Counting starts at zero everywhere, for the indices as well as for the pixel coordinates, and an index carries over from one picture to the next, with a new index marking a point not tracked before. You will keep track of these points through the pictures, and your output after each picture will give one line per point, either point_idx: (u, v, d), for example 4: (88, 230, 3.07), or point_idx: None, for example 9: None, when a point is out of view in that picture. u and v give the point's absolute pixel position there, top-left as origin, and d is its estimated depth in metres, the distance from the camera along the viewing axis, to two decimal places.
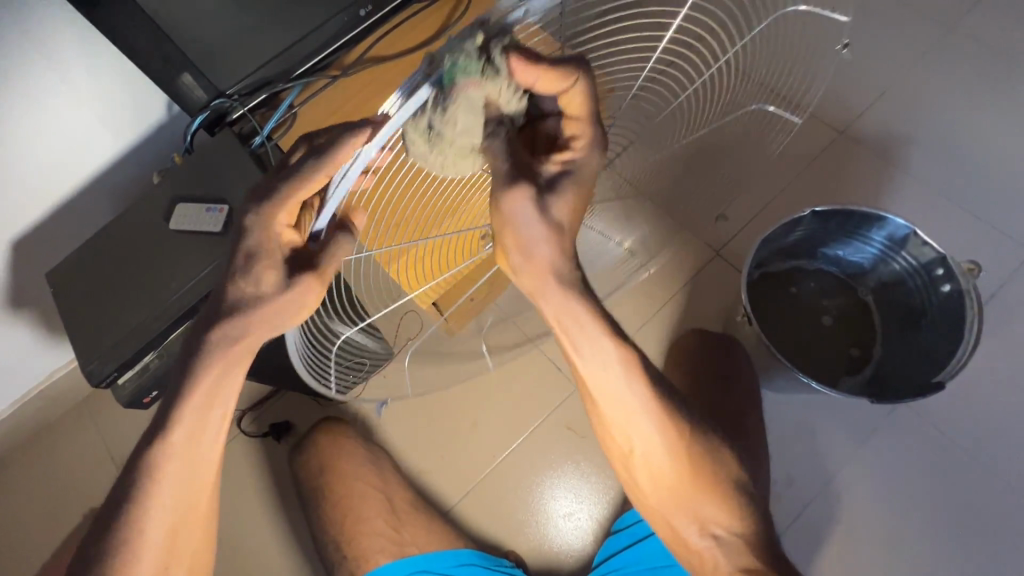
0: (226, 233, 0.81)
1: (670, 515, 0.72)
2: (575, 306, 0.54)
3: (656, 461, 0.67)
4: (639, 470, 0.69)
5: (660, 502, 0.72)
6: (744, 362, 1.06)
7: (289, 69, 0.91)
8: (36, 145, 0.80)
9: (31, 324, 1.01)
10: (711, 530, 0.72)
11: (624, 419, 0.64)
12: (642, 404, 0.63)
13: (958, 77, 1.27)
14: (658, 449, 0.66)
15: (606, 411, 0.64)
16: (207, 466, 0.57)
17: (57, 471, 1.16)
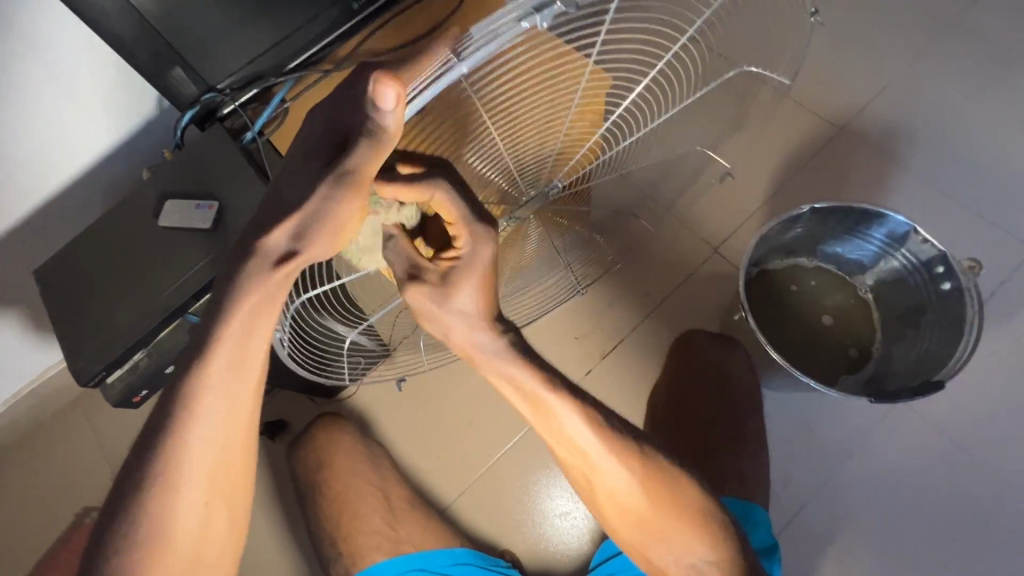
0: (216, 230, 0.80)
1: (643, 548, 0.67)
2: (509, 367, 0.57)
3: (619, 499, 0.64)
4: (606, 507, 0.67)
5: (630, 535, 0.67)
6: (746, 367, 1.05)
7: (281, 63, 0.89)
8: (24, 140, 0.79)
9: (23, 321, 1.00)
10: (684, 560, 0.66)
11: (586, 456, 0.62)
12: (604, 447, 0.61)
13: (959, 71, 1.26)
14: (621, 487, 0.64)
15: (567, 449, 0.62)
16: (240, 431, 0.55)
17: (49, 470, 1.15)
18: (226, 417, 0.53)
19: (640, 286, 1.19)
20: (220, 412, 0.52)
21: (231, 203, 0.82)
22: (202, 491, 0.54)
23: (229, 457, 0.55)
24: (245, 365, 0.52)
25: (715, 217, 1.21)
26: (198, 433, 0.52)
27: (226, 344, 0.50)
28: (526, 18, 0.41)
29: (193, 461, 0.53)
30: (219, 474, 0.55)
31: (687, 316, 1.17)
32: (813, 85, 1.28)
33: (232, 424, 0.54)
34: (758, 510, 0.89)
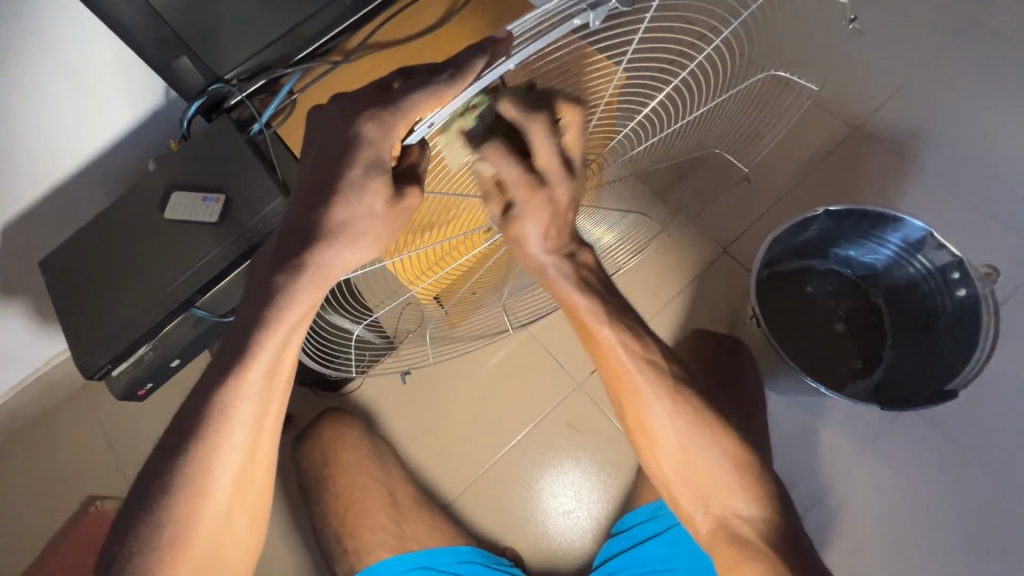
0: (223, 223, 0.79)
1: (679, 493, 0.73)
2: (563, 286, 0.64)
3: (655, 435, 0.72)
4: (653, 444, 0.73)
5: (673, 484, 0.73)
6: (752, 369, 1.03)
7: (289, 54, 0.88)
8: (29, 128, 0.78)
9: (27, 310, 0.99)
10: (714, 510, 0.71)
11: (629, 385, 0.71)
12: (645, 380, 0.70)
13: (978, 71, 1.23)
14: (666, 417, 0.70)
15: (615, 379, 0.72)
16: (272, 421, 0.61)
17: (53, 458, 1.16)
18: (259, 414, 0.58)
19: (648, 281, 1.18)
20: (252, 411, 0.58)
21: (236, 198, 0.81)
22: (234, 479, 0.60)
23: (251, 446, 0.60)
24: (280, 366, 0.57)
25: (724, 218, 1.20)
26: (237, 431, 0.58)
27: (272, 347, 0.55)
28: (581, 16, 0.42)
29: (229, 449, 0.58)
30: (250, 465, 0.61)
31: (694, 318, 1.16)
32: (827, 84, 1.25)
33: (261, 423, 0.59)
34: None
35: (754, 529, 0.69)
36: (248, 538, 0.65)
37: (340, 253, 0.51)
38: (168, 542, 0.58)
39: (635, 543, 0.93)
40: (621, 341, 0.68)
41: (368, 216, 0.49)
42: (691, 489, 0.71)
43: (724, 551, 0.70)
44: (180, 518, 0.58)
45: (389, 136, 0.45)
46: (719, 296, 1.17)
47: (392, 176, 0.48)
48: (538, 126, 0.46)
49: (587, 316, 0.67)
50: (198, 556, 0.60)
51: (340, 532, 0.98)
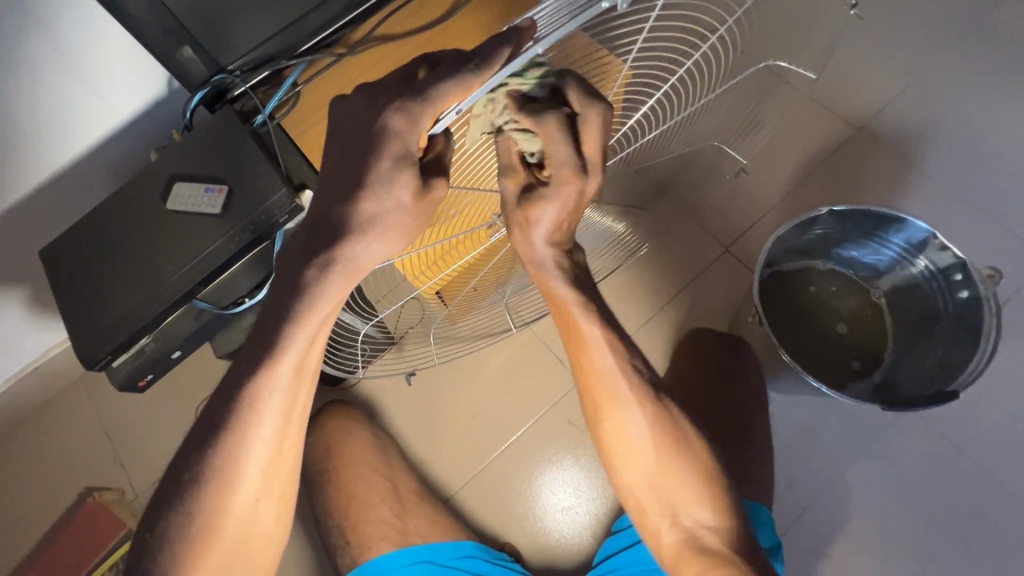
0: (226, 215, 0.79)
1: (649, 504, 0.72)
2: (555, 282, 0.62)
3: (626, 443, 0.70)
4: (621, 456, 0.71)
5: (641, 497, 0.72)
6: (752, 364, 1.03)
7: (293, 45, 0.87)
8: (34, 115, 0.78)
9: (26, 299, 0.98)
10: (682, 521, 0.71)
11: (608, 391, 0.69)
12: (626, 389, 0.68)
13: (981, 73, 1.23)
14: (641, 425, 0.69)
15: (591, 384, 0.69)
16: (296, 417, 0.60)
17: (51, 449, 1.15)
18: (288, 400, 0.58)
19: (648, 279, 1.18)
20: (283, 400, 0.58)
21: (240, 189, 0.80)
22: (264, 471, 0.60)
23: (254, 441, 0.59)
24: (309, 359, 0.57)
25: (727, 216, 1.20)
26: (266, 421, 0.58)
27: (303, 338, 0.55)
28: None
29: (258, 441, 0.58)
30: (278, 458, 0.61)
31: (696, 316, 1.16)
32: (831, 83, 1.25)
33: (290, 416, 0.59)
34: (761, 511, 0.88)
35: (718, 539, 0.70)
36: (270, 536, 0.64)
37: (369, 246, 0.52)
38: (175, 531, 0.58)
39: (636, 541, 0.92)
40: (609, 342, 0.66)
41: (396, 209, 0.50)
42: (659, 500, 0.71)
43: (688, 564, 0.70)
44: (187, 508, 0.58)
45: (417, 126, 0.46)
46: (720, 295, 1.17)
47: (419, 166, 0.51)
48: (585, 114, 0.50)
49: (578, 315, 0.64)
50: (228, 549, 0.60)
51: (342, 527, 0.97)
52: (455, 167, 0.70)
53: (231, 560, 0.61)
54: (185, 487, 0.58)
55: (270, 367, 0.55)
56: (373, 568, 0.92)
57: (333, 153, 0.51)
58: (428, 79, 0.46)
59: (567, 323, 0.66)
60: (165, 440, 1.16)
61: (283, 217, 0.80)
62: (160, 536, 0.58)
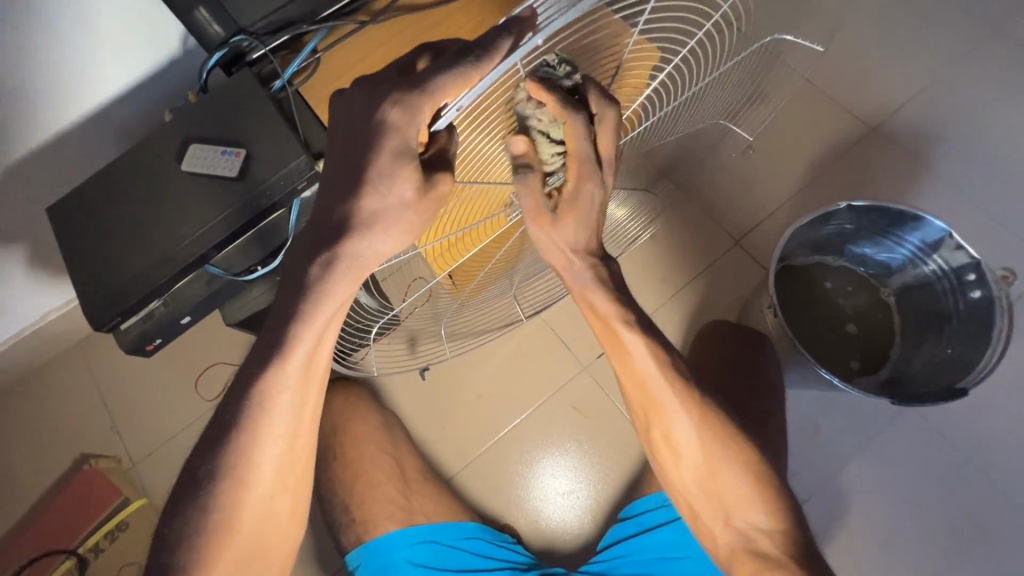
0: (243, 178, 0.77)
1: (699, 505, 0.73)
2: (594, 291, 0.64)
3: (680, 445, 0.71)
4: (674, 460, 0.73)
5: (693, 497, 0.73)
6: (773, 365, 1.00)
7: (314, 11, 0.84)
8: (46, 66, 0.75)
9: (29, 259, 0.96)
10: (736, 523, 0.71)
11: (650, 395, 0.70)
12: (671, 390, 0.69)
13: (998, 78, 1.23)
14: (688, 433, 0.70)
15: (638, 389, 0.71)
16: (312, 390, 0.59)
17: (48, 413, 1.13)
18: (308, 358, 0.56)
19: (657, 266, 1.18)
20: (303, 357, 0.56)
21: (258, 152, 0.79)
22: (287, 429, 0.59)
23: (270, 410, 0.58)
24: (332, 322, 0.55)
25: (739, 209, 1.19)
26: (290, 382, 0.56)
27: (330, 305, 0.53)
28: None
29: (281, 400, 0.57)
30: (304, 418, 0.60)
31: (704, 309, 1.16)
32: (848, 82, 1.25)
33: (309, 381, 0.58)
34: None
35: (773, 543, 0.70)
36: (285, 499, 0.62)
37: (372, 242, 0.50)
38: (191, 494, 0.57)
39: (642, 530, 0.93)
40: (646, 344, 0.68)
41: (398, 205, 0.49)
42: (712, 500, 0.72)
43: (743, 562, 0.71)
44: (209, 469, 0.57)
45: (415, 120, 0.45)
46: (729, 288, 1.17)
47: (420, 163, 0.48)
48: (578, 116, 0.50)
49: (618, 326, 0.67)
50: (249, 512, 0.59)
51: (343, 507, 0.95)
52: (460, 162, 0.66)
53: (254, 524, 0.60)
54: (205, 451, 0.58)
55: (300, 329, 0.54)
56: (379, 545, 0.91)
57: (337, 143, 0.50)
58: (430, 68, 0.44)
59: (607, 330, 0.69)
60: (165, 409, 1.14)
61: (302, 184, 0.79)
62: (182, 495, 0.58)
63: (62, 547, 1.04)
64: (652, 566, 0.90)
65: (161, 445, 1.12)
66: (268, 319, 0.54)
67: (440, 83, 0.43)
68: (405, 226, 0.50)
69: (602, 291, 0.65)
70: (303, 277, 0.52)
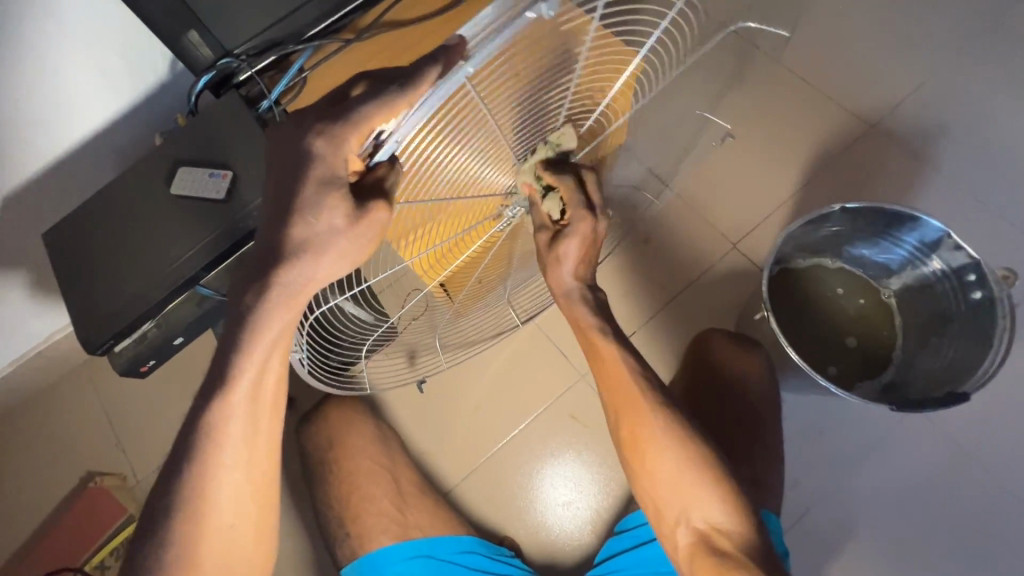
0: (230, 200, 0.78)
1: (663, 502, 0.72)
2: (579, 308, 0.73)
3: (659, 447, 0.71)
4: (645, 463, 0.72)
5: (657, 494, 0.72)
6: (769, 376, 0.98)
7: (298, 30, 0.84)
8: (37, 97, 0.77)
9: (32, 283, 0.98)
10: (691, 522, 0.70)
11: (624, 404, 0.73)
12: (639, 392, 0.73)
13: (999, 70, 1.20)
14: (658, 434, 0.71)
15: (611, 397, 0.75)
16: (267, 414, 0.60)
17: (53, 434, 1.15)
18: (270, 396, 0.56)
19: (654, 274, 1.17)
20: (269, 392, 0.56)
21: (245, 173, 0.80)
22: (256, 456, 0.59)
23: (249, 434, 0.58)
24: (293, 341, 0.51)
25: (736, 213, 1.18)
26: (248, 417, 0.57)
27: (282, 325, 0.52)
28: (532, 8, 0.37)
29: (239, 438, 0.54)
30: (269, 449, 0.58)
31: (703, 314, 1.15)
32: (845, 80, 1.23)
33: (270, 410, 0.59)
34: (772, 520, 0.85)
35: (735, 543, 0.68)
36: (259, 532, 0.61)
37: (326, 276, 0.50)
38: (176, 518, 0.58)
39: (640, 542, 0.91)
40: (620, 356, 0.73)
41: (331, 235, 0.48)
42: (675, 486, 0.70)
43: (700, 563, 0.69)
44: (193, 493, 0.58)
45: (341, 152, 0.45)
46: (728, 292, 1.15)
47: (354, 189, 0.48)
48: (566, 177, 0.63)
49: (598, 335, 0.73)
50: (232, 532, 0.60)
51: (337, 523, 0.95)
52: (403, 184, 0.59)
53: (218, 548, 0.60)
54: (188, 475, 0.58)
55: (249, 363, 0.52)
56: (372, 560, 0.91)
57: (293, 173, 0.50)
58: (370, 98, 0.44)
59: (588, 342, 0.75)
60: (166, 429, 1.15)
61: None
62: (168, 521, 0.58)
63: (69, 565, 1.06)
64: None
65: (164, 463, 1.14)
66: (222, 341, 0.53)
67: (378, 116, 0.43)
68: (358, 259, 0.50)
69: (583, 305, 0.73)
70: (252, 307, 0.51)
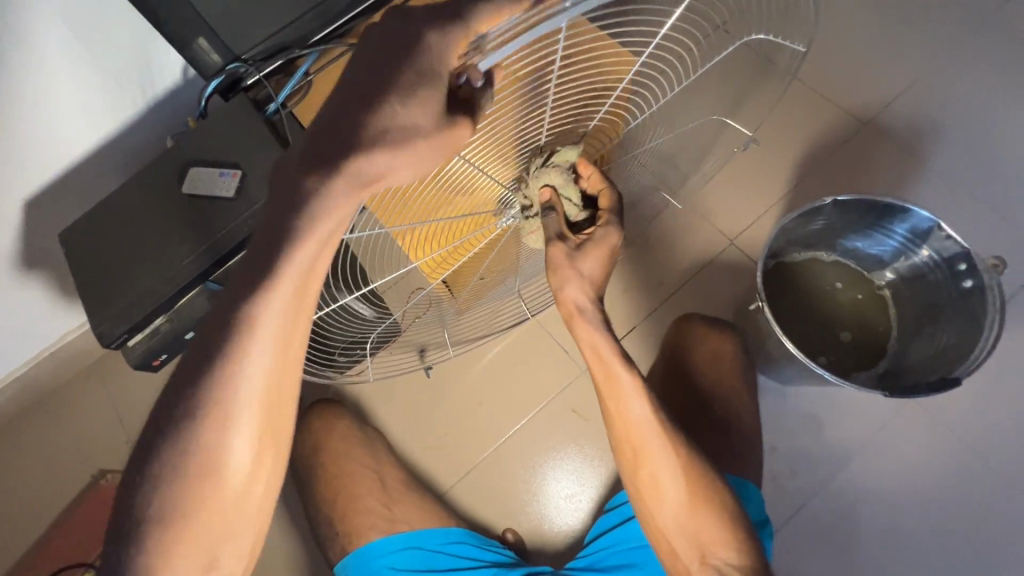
0: (238, 199, 0.81)
1: (675, 541, 0.74)
2: (598, 335, 0.72)
3: (665, 484, 0.73)
4: (656, 503, 0.74)
5: (672, 538, 0.74)
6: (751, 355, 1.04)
7: (306, 35, 0.86)
8: (53, 105, 0.80)
9: (48, 283, 1.01)
10: (710, 559, 0.73)
11: (641, 442, 0.73)
12: (655, 427, 0.72)
13: (990, 67, 1.23)
14: (670, 474, 0.73)
15: (626, 432, 0.73)
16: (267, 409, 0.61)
17: (66, 432, 1.18)
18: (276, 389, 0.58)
19: (654, 272, 1.19)
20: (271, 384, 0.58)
21: (253, 173, 0.83)
22: None
23: None
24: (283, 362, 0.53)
25: (733, 209, 1.20)
26: None
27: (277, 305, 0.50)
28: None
29: (233, 425, 0.53)
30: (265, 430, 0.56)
31: (701, 308, 1.17)
32: (840, 80, 1.25)
33: None
34: (748, 489, 0.87)
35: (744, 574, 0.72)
36: (257, 532, 0.59)
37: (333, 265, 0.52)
38: None
39: (624, 518, 0.93)
40: (636, 389, 0.72)
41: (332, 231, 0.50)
42: (688, 527, 0.73)
43: None
44: None
45: None
46: (726, 288, 1.17)
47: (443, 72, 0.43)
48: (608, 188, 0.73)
49: (619, 368, 0.72)
50: None
51: (341, 515, 0.97)
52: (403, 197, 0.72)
53: None
54: None
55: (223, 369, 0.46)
56: (363, 555, 0.93)
57: None
58: None
59: (606, 375, 0.73)
60: None
61: None
62: None
63: (82, 560, 1.09)
64: (634, 555, 0.91)
65: None
66: None
67: None
68: None
69: (602, 330, 0.72)
70: None
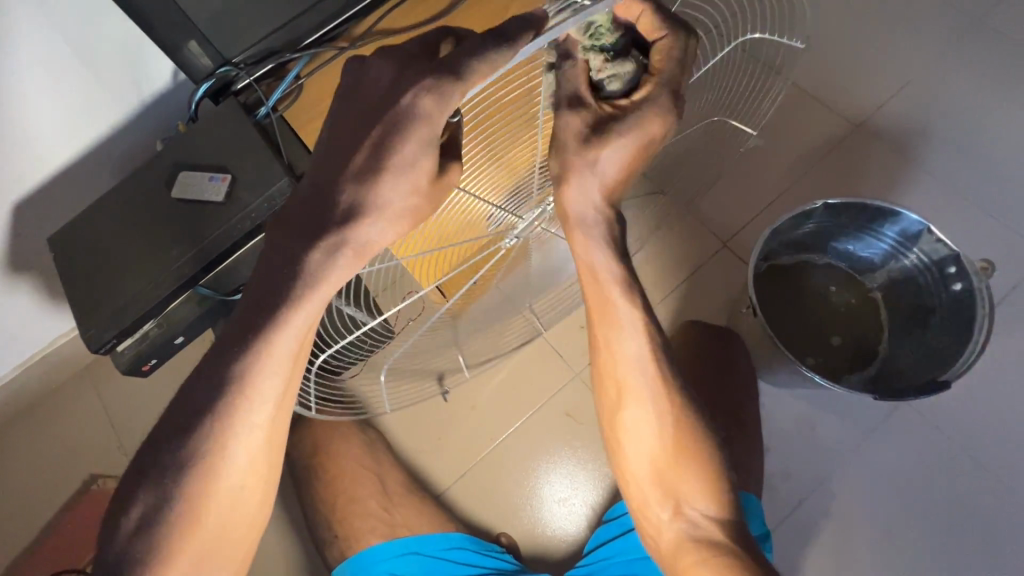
0: (228, 203, 0.81)
1: (647, 491, 0.70)
2: (603, 269, 0.59)
3: (643, 432, 0.68)
4: (630, 447, 0.69)
5: (643, 489, 0.71)
6: (746, 362, 1.03)
7: (295, 39, 0.86)
8: (42, 108, 0.79)
9: (36, 287, 1.00)
10: (683, 512, 0.69)
11: (629, 383, 0.66)
12: (646, 372, 0.66)
13: (980, 68, 1.23)
14: (648, 429, 0.67)
15: (615, 370, 0.67)
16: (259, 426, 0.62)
17: (56, 437, 1.17)
18: None
19: (651, 278, 1.19)
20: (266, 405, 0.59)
21: (245, 178, 0.83)
22: None
23: None
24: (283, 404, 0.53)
25: (725, 211, 1.20)
26: None
27: (285, 341, 0.49)
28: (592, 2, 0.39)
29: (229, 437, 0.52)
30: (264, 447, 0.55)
31: (694, 310, 1.17)
32: (832, 82, 1.25)
33: None
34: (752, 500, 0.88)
35: (719, 529, 0.68)
36: (249, 542, 0.59)
37: None
38: None
39: (624, 531, 0.93)
40: (634, 324, 0.64)
41: None
42: (665, 480, 0.69)
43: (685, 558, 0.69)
44: None
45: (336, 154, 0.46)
46: (719, 290, 1.17)
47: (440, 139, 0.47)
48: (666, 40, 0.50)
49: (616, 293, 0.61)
50: None
51: (335, 519, 0.97)
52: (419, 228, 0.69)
53: None
54: None
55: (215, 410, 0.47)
56: (361, 559, 0.92)
57: None
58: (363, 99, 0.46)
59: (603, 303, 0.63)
60: None
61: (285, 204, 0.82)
62: None
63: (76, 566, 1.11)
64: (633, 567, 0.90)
65: None
66: None
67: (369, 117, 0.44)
68: None
69: (605, 249, 0.57)
70: None
